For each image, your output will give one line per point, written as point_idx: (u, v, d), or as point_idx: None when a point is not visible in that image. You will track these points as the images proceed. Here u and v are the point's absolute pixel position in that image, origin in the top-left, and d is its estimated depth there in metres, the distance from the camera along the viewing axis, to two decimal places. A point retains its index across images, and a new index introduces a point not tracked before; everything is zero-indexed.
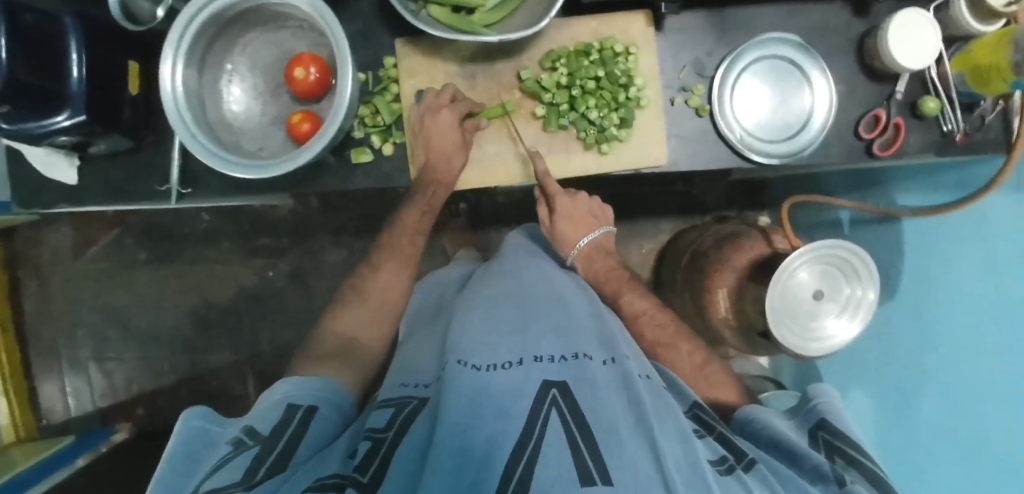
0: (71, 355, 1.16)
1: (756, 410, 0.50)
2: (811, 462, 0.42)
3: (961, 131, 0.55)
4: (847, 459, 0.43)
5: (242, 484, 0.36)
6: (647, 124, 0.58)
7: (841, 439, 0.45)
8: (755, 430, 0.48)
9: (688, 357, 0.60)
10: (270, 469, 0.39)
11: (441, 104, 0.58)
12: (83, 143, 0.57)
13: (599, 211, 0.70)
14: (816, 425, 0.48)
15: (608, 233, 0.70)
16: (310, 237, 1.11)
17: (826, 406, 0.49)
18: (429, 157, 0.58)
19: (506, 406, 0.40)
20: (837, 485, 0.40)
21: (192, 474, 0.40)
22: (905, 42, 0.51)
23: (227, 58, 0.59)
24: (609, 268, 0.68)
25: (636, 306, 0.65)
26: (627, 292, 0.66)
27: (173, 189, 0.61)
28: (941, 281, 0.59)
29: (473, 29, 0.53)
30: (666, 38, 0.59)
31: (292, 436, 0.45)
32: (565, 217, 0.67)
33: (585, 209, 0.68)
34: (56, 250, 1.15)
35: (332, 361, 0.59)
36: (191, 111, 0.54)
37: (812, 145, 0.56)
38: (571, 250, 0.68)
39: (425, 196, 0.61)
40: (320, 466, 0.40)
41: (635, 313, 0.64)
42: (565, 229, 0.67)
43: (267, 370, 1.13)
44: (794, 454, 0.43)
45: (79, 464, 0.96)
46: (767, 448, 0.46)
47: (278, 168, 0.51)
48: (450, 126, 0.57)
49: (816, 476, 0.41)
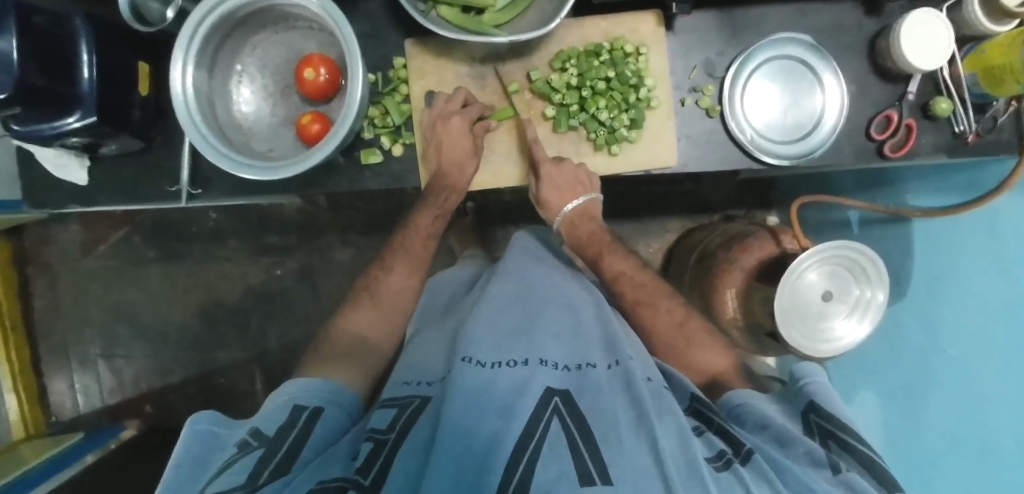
0: (80, 352, 1.17)
1: (745, 396, 0.50)
2: (804, 447, 0.41)
3: (973, 132, 0.55)
4: (841, 444, 0.43)
5: (246, 487, 0.37)
6: (657, 124, 0.58)
7: (831, 421, 0.45)
8: (745, 417, 0.48)
9: (668, 315, 0.61)
10: (273, 473, 0.40)
11: (451, 111, 0.58)
12: (94, 144, 0.57)
13: (588, 178, 0.59)
14: (807, 407, 0.48)
15: (595, 201, 0.62)
16: (317, 235, 1.12)
17: (814, 386, 0.49)
18: (441, 165, 0.58)
19: (509, 405, 0.40)
20: (832, 472, 0.39)
21: (199, 478, 0.40)
22: (918, 43, 0.51)
23: (236, 59, 0.60)
24: (590, 233, 0.66)
25: (616, 266, 0.64)
26: (608, 254, 0.65)
27: (184, 189, 0.61)
28: (950, 281, 0.59)
29: (483, 30, 0.53)
30: (676, 38, 0.58)
31: (296, 440, 0.45)
32: (549, 184, 0.58)
33: (572, 178, 0.59)
34: (65, 248, 1.16)
35: (343, 361, 0.59)
36: (202, 112, 0.54)
37: (823, 146, 0.56)
38: (553, 217, 0.63)
39: (438, 201, 0.61)
40: (322, 469, 0.41)
41: (614, 274, 0.64)
42: (549, 196, 0.59)
43: (274, 367, 1.13)
44: (786, 439, 0.43)
45: (89, 460, 0.97)
46: (757, 433, 0.46)
47: (289, 169, 0.51)
48: (462, 131, 0.57)
49: (809, 461, 0.41)
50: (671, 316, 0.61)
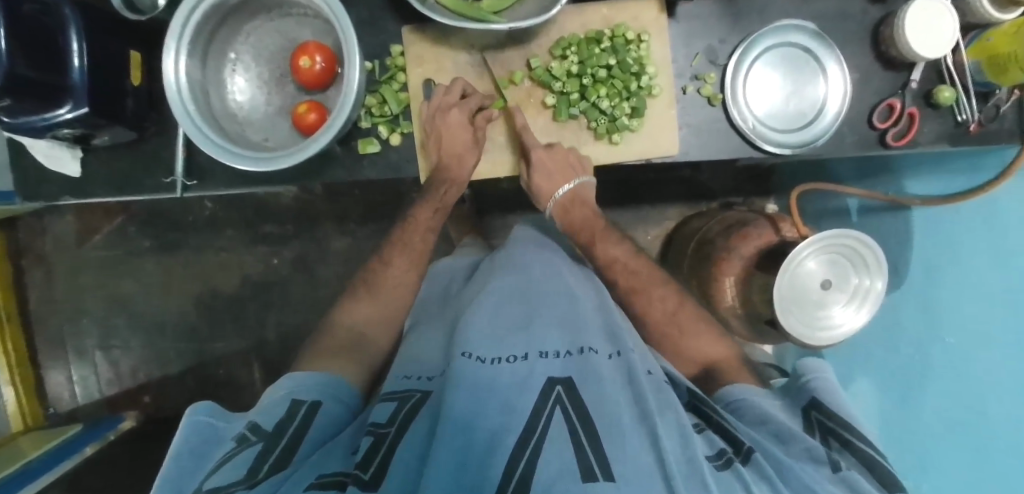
0: (77, 343, 1.17)
1: (744, 392, 0.50)
2: (804, 445, 0.42)
3: (975, 121, 0.55)
4: (842, 442, 0.43)
5: (244, 484, 0.37)
6: (659, 113, 0.58)
7: (833, 419, 0.46)
8: (745, 412, 0.48)
9: (661, 304, 0.62)
10: (273, 467, 0.40)
11: (449, 103, 0.57)
12: (86, 135, 0.56)
13: (577, 163, 0.59)
14: (810, 405, 0.49)
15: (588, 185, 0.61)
16: (314, 224, 1.11)
17: (818, 382, 0.50)
18: (442, 157, 0.58)
19: (511, 399, 0.40)
20: (832, 469, 0.40)
21: (197, 471, 0.40)
22: (923, 29, 0.50)
23: (230, 47, 0.58)
24: (584, 218, 0.66)
25: (610, 253, 0.64)
26: (601, 241, 0.65)
27: (179, 181, 0.60)
28: (951, 269, 0.59)
29: (482, 16, 0.52)
30: (678, 25, 0.58)
31: (293, 435, 0.45)
32: (541, 171, 0.58)
33: (563, 162, 0.58)
34: (58, 239, 1.15)
35: (343, 353, 0.59)
36: (196, 102, 0.53)
37: (825, 134, 0.56)
38: (544, 202, 0.65)
39: (438, 192, 0.62)
40: (322, 464, 0.41)
41: (609, 260, 0.64)
42: (541, 185, 0.59)
43: (273, 357, 1.13)
44: (786, 436, 0.43)
45: (88, 452, 0.98)
46: (757, 428, 0.46)
47: (289, 158, 0.50)
48: (462, 124, 0.57)
49: (808, 458, 0.41)
50: (664, 304, 0.62)
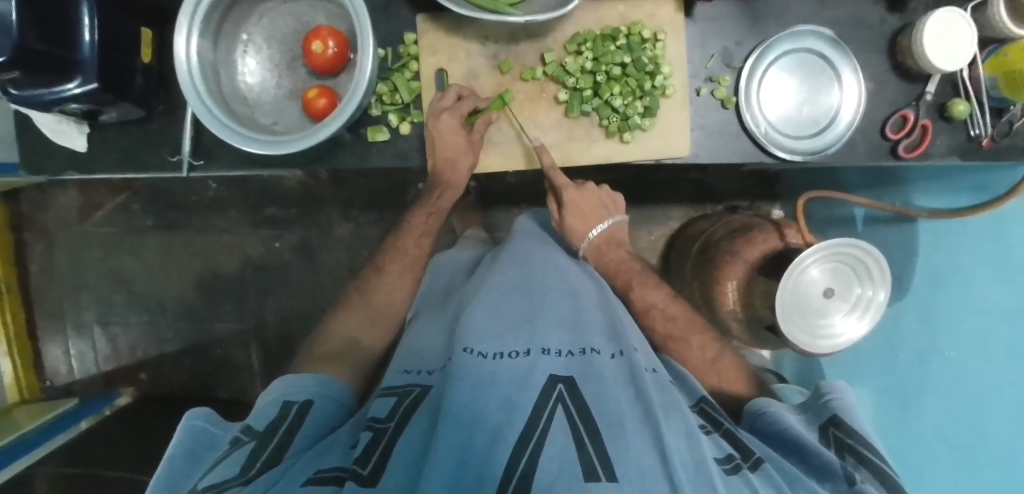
0: (76, 318, 1.17)
1: (768, 404, 0.51)
2: (821, 459, 0.43)
3: (988, 136, 0.55)
4: (857, 456, 0.43)
5: (237, 480, 0.38)
6: (673, 113, 0.57)
7: (850, 434, 0.45)
8: (764, 425, 0.49)
9: None
10: (265, 465, 0.41)
11: (443, 107, 0.56)
12: (93, 111, 0.56)
13: (609, 200, 0.67)
14: (828, 421, 0.48)
15: (621, 223, 0.68)
16: (317, 209, 1.10)
17: (839, 401, 0.49)
18: (435, 162, 0.59)
19: (511, 394, 0.40)
20: (847, 483, 0.40)
21: (191, 472, 0.41)
22: (940, 41, 0.50)
23: (242, 28, 0.58)
24: (619, 261, 0.66)
25: (648, 298, 0.64)
26: (638, 285, 0.65)
27: (185, 160, 0.60)
28: (955, 281, 0.60)
29: (498, 9, 0.51)
30: (694, 26, 0.57)
31: (287, 432, 0.46)
32: (573, 209, 0.65)
33: (593, 200, 0.66)
34: (60, 213, 1.15)
35: (335, 359, 0.60)
36: (206, 82, 0.53)
37: (837, 143, 0.56)
38: (582, 243, 0.66)
39: (432, 196, 0.66)
40: (322, 459, 0.41)
41: (645, 306, 0.64)
42: (574, 222, 0.66)
43: (271, 341, 1.13)
44: (804, 450, 0.44)
45: (83, 426, 0.98)
46: (777, 443, 0.47)
47: (297, 142, 0.49)
48: (455, 130, 0.57)
49: (826, 472, 0.42)
50: None
